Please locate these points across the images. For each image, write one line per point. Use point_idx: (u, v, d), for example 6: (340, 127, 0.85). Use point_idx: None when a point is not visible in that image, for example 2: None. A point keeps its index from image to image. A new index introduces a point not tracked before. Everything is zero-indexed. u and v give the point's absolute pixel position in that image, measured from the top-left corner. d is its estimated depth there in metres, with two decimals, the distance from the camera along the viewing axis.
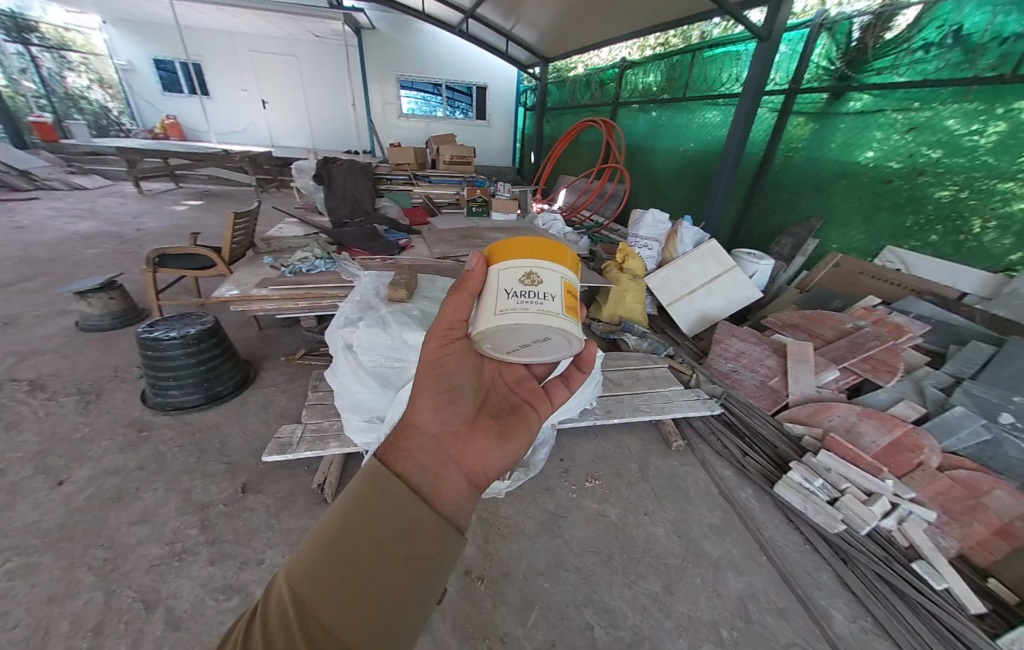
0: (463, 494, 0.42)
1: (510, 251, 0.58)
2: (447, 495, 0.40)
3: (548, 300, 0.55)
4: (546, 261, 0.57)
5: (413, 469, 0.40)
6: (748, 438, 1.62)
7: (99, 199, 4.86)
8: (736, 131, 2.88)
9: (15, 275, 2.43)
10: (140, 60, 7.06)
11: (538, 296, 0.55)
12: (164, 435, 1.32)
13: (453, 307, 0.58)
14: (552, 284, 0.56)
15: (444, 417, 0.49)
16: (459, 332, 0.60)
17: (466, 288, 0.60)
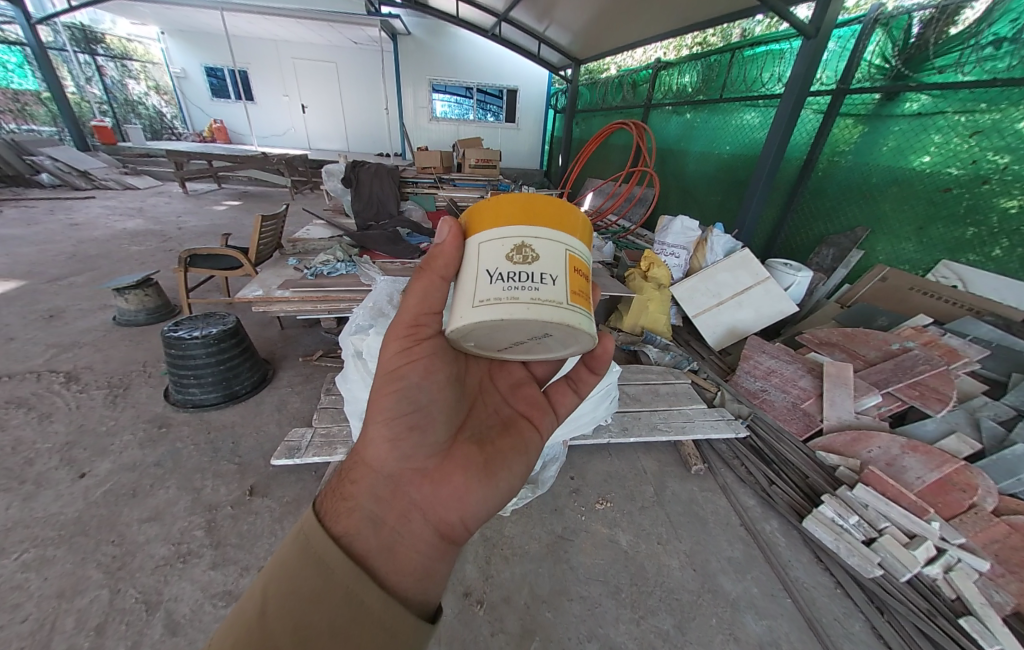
0: (420, 550, 0.48)
1: (495, 221, 0.49)
2: (402, 552, 0.46)
3: (545, 283, 0.45)
4: (541, 232, 0.47)
5: (360, 528, 0.46)
6: (775, 465, 1.49)
7: (149, 199, 5.22)
8: (774, 134, 2.73)
9: (67, 269, 2.64)
10: (192, 67, 7.51)
11: (531, 278, 0.45)
12: (182, 432, 1.38)
13: (414, 303, 0.56)
14: (550, 260, 0.46)
15: (405, 452, 0.53)
16: (426, 330, 0.57)
17: (433, 268, 0.54)
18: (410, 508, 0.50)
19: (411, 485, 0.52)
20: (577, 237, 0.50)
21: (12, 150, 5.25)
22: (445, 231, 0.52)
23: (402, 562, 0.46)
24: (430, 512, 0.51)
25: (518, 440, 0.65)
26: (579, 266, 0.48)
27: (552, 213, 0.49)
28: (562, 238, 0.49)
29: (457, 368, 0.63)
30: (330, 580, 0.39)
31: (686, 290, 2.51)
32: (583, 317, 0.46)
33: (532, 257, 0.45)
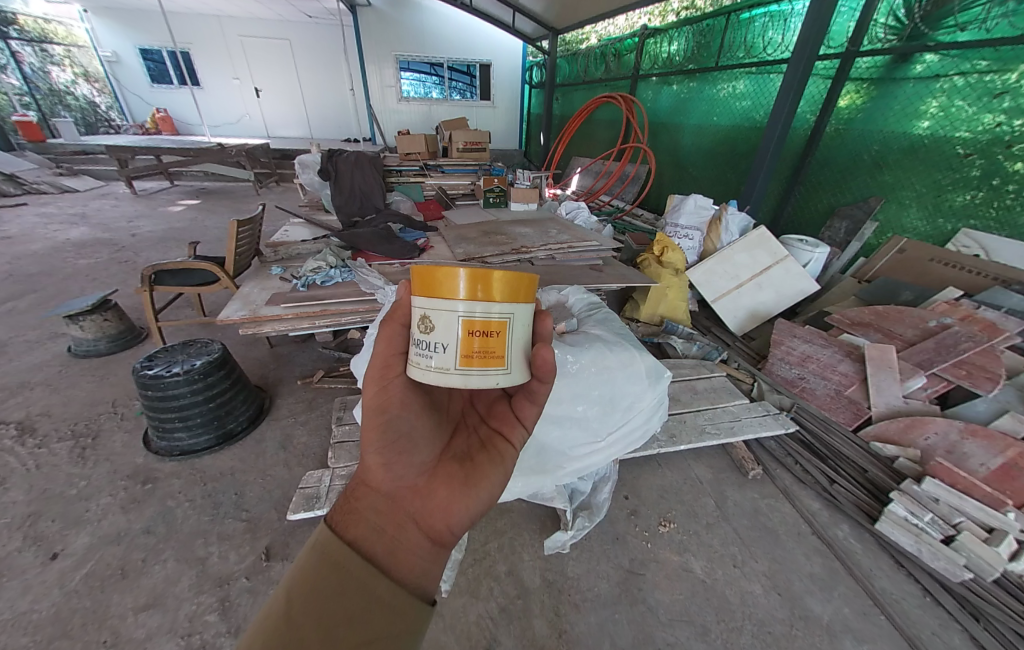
0: (423, 556, 0.46)
1: (423, 284, 0.54)
2: (403, 563, 0.44)
3: (440, 350, 0.51)
4: (435, 300, 0.50)
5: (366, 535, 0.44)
6: (831, 460, 1.43)
7: (91, 202, 4.65)
8: (781, 101, 2.58)
9: (3, 293, 2.26)
10: (126, 51, 6.79)
11: (432, 347, 0.51)
12: (173, 485, 1.16)
13: (384, 343, 0.57)
14: (443, 329, 0.50)
15: (396, 472, 0.50)
16: (396, 368, 0.56)
17: (394, 318, 0.56)
18: (406, 519, 0.47)
19: (402, 497, 0.49)
20: (494, 300, 0.50)
21: None
22: (398, 288, 0.57)
23: (407, 567, 0.44)
24: (425, 523, 0.48)
25: (503, 455, 0.61)
26: (486, 324, 0.50)
27: (470, 280, 0.49)
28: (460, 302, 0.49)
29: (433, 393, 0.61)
30: (345, 581, 0.39)
31: (703, 274, 2.40)
32: (478, 380, 0.51)
33: (429, 330, 0.51)
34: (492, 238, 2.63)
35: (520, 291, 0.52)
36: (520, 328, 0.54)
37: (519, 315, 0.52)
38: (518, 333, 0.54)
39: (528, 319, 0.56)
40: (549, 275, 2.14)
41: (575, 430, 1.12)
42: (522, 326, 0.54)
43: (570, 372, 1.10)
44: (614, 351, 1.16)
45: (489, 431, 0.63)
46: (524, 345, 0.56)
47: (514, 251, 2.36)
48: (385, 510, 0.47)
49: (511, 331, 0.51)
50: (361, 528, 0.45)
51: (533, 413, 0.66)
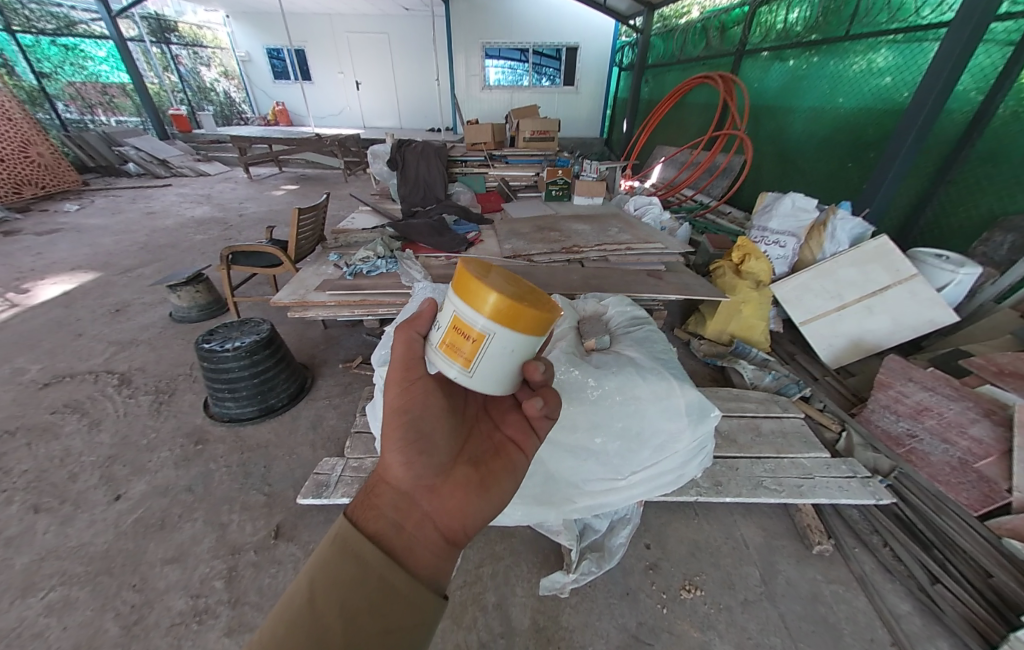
0: (438, 554, 0.40)
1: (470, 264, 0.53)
2: (420, 564, 0.38)
3: (439, 329, 0.52)
4: (452, 289, 0.49)
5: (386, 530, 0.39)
6: (937, 551, 1.08)
7: (215, 184, 5.52)
8: (931, 79, 2.01)
9: (139, 260, 2.78)
10: (256, 51, 7.78)
11: (437, 324, 0.52)
12: (217, 450, 1.34)
13: (403, 345, 0.54)
14: (443, 315, 0.50)
15: (416, 470, 0.45)
16: (417, 369, 0.53)
17: (411, 323, 0.54)
18: (424, 518, 0.42)
19: (422, 493, 0.43)
20: (484, 318, 0.46)
21: (103, 141, 5.78)
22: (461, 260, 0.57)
23: (423, 564, 0.38)
24: (442, 523, 0.43)
25: (517, 461, 0.57)
26: (471, 334, 0.47)
27: (476, 290, 0.46)
28: (462, 303, 0.47)
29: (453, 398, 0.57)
30: (365, 573, 0.33)
31: (792, 290, 2.06)
32: (442, 369, 0.50)
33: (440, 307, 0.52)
34: (546, 234, 2.50)
35: (525, 327, 0.47)
36: (504, 353, 0.48)
37: (504, 343, 0.47)
38: (499, 356, 0.48)
39: (522, 350, 0.49)
40: (599, 278, 1.96)
41: (592, 464, 0.99)
42: (508, 353, 0.48)
43: (589, 398, 0.97)
44: (647, 381, 0.99)
45: (506, 436, 0.58)
46: (506, 371, 0.50)
47: (564, 250, 2.22)
48: (404, 507, 0.42)
49: (485, 351, 0.47)
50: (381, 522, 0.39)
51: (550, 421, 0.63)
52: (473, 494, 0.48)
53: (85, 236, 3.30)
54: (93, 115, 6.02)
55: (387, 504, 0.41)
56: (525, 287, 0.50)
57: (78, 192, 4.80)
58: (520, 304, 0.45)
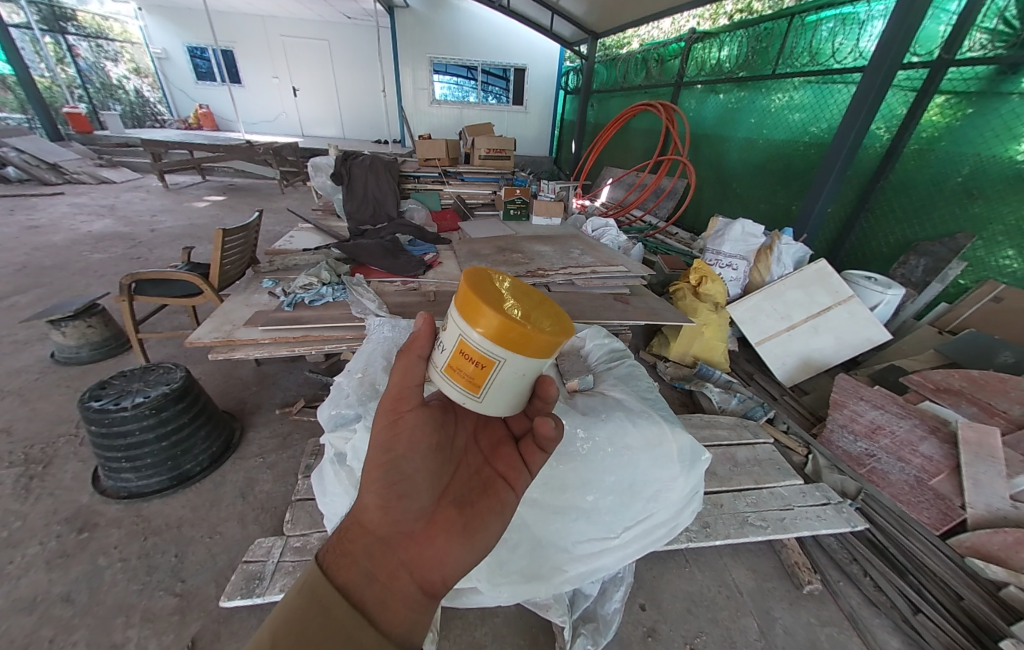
0: (414, 609, 0.32)
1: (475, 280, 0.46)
2: (396, 625, 0.30)
3: (440, 351, 0.45)
4: (455, 308, 0.42)
5: (356, 581, 0.31)
6: (911, 575, 1.10)
7: (122, 194, 4.81)
8: (851, 116, 2.24)
9: (9, 286, 2.26)
10: (175, 49, 7.01)
11: (438, 344, 0.45)
12: (110, 537, 1.05)
13: (400, 372, 0.46)
14: (446, 336, 0.43)
15: (395, 511, 0.37)
16: (410, 400, 0.45)
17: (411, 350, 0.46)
18: (400, 568, 0.34)
19: (399, 539, 0.36)
20: (493, 343, 0.39)
21: None
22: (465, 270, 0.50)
23: (396, 620, 0.31)
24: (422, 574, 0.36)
25: (505, 499, 0.49)
26: (480, 362, 0.40)
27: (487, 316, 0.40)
28: (467, 326, 0.40)
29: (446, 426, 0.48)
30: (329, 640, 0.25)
31: (746, 311, 2.15)
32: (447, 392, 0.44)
33: (441, 326, 0.45)
34: (508, 256, 2.43)
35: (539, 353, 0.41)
36: (517, 378, 0.42)
37: (516, 369, 0.41)
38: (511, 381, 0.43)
39: (535, 374, 0.44)
40: (563, 303, 1.91)
41: (581, 523, 0.88)
42: (520, 379, 0.42)
43: (579, 453, 0.86)
44: (638, 426, 0.90)
45: (495, 473, 0.50)
46: (517, 396, 0.45)
47: (528, 273, 2.15)
48: (379, 552, 0.34)
49: (496, 379, 0.41)
50: (352, 574, 0.32)
51: (544, 456, 0.55)
52: (456, 541, 0.39)
53: None
54: None
55: (361, 553, 0.33)
56: (534, 306, 0.44)
57: None
58: (532, 328, 0.39)
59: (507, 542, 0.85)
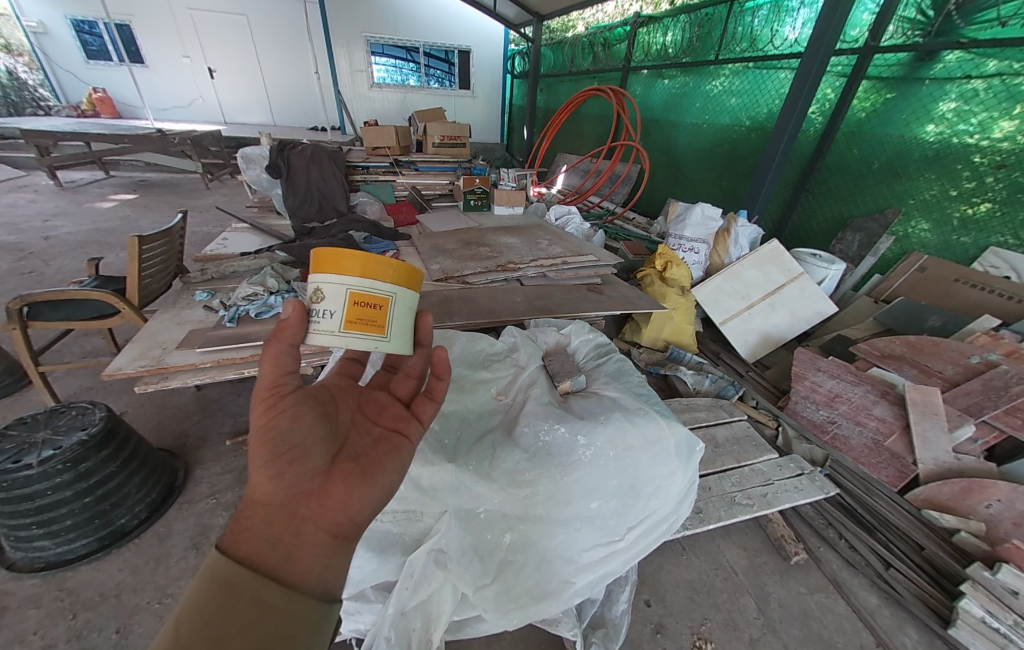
0: (323, 553, 0.33)
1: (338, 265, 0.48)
2: (307, 570, 0.31)
3: (325, 317, 0.47)
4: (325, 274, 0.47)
5: (257, 549, 0.30)
6: (878, 532, 1.20)
7: (1, 196, 4.03)
8: (792, 100, 2.34)
9: None
10: (54, 20, 5.87)
11: (315, 315, 0.47)
12: (26, 622, 0.86)
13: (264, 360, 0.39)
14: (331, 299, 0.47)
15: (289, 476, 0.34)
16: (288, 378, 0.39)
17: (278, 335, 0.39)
18: (306, 523, 0.33)
19: (297, 496, 0.34)
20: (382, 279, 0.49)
21: None
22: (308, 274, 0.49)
23: (304, 567, 0.32)
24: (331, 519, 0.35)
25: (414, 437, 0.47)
26: (374, 305, 0.48)
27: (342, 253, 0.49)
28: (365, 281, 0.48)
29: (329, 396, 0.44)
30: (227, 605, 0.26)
31: (710, 293, 2.23)
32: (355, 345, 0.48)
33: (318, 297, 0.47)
34: (473, 250, 2.32)
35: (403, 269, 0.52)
36: (407, 310, 0.52)
37: (406, 301, 0.51)
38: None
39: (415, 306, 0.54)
40: (538, 297, 1.85)
41: (585, 530, 0.84)
42: (411, 312, 0.53)
43: (582, 462, 0.81)
44: (638, 426, 0.87)
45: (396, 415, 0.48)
46: (408, 332, 0.53)
47: (498, 268, 2.07)
48: (279, 518, 0.32)
49: (394, 311, 0.50)
50: (253, 543, 0.31)
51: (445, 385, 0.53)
52: (359, 484, 0.38)
53: None
54: None
55: (259, 525, 0.32)
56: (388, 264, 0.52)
57: None
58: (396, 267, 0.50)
59: (510, 564, 0.79)
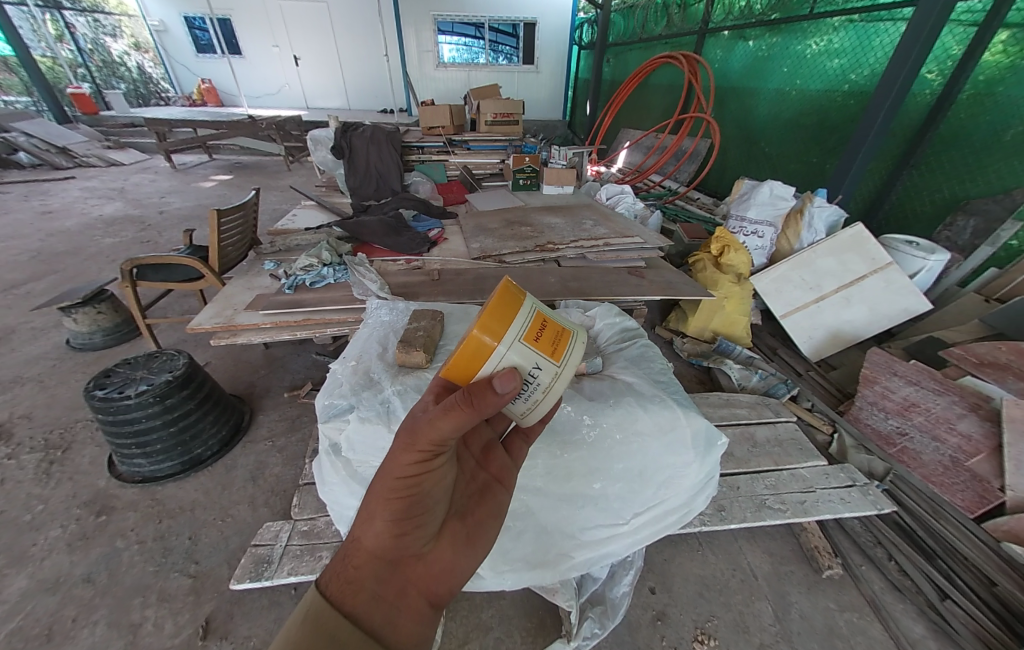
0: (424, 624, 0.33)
1: (484, 344, 0.40)
2: (413, 639, 0.30)
3: (535, 375, 0.43)
4: (496, 354, 0.41)
5: (367, 601, 0.30)
6: (940, 559, 1.06)
7: (132, 176, 4.83)
8: (900, 57, 1.95)
9: (31, 276, 2.37)
10: (172, 20, 6.68)
11: (529, 383, 0.43)
12: (127, 521, 1.09)
13: (450, 423, 0.35)
14: (527, 362, 0.42)
15: (402, 529, 0.36)
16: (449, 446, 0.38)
17: (470, 406, 0.36)
18: (410, 586, 0.34)
19: (409, 560, 0.35)
20: (523, 308, 0.43)
21: None
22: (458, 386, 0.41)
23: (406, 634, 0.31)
24: (425, 586, 0.35)
25: (498, 504, 0.50)
26: (540, 323, 0.44)
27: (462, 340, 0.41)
28: (517, 326, 0.41)
29: None
30: None
31: (772, 282, 2.01)
32: (572, 359, 0.46)
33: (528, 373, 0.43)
34: (515, 229, 2.32)
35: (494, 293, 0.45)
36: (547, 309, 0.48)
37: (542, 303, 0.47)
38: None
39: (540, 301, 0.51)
40: (574, 278, 1.82)
41: (588, 510, 0.84)
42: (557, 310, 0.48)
43: (585, 441, 0.81)
44: (649, 413, 0.84)
45: (487, 477, 0.51)
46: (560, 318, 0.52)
47: (537, 248, 2.05)
48: (386, 574, 0.33)
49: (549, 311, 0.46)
50: (363, 598, 0.30)
51: (526, 447, 0.58)
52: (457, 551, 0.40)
53: None
54: None
55: (370, 580, 0.32)
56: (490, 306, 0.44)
57: None
58: (514, 290, 0.44)
59: (510, 529, 0.83)
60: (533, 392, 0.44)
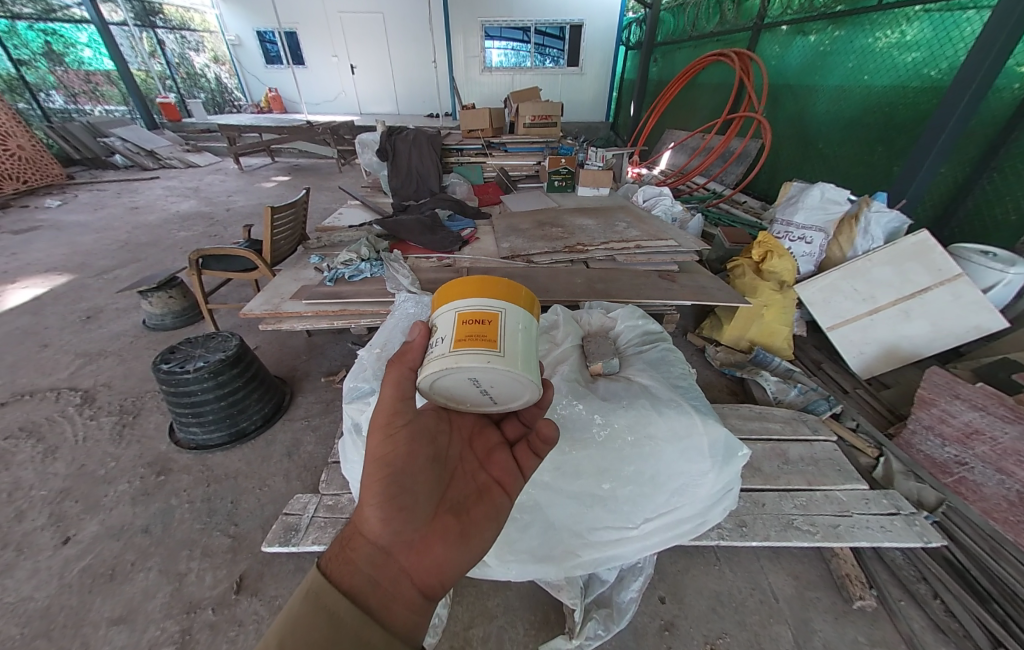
0: (415, 611, 0.36)
1: (442, 299, 0.51)
2: (398, 620, 0.34)
3: (440, 342, 0.47)
4: (439, 308, 0.51)
5: (358, 583, 0.35)
6: (995, 604, 0.95)
7: (205, 177, 5.36)
8: (981, 48, 1.75)
9: (120, 264, 2.71)
10: (247, 35, 7.34)
11: (434, 342, 0.48)
12: (181, 482, 1.23)
13: (391, 383, 0.48)
14: (443, 326, 0.48)
15: (395, 521, 0.40)
16: (405, 414, 0.47)
17: (401, 360, 0.49)
18: (402, 574, 0.37)
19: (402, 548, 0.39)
20: (489, 295, 0.49)
21: (88, 132, 5.62)
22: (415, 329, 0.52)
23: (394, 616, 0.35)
24: (420, 578, 0.38)
25: (499, 503, 0.52)
26: (483, 319, 0.46)
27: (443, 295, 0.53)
28: (463, 300, 0.48)
29: (439, 444, 0.50)
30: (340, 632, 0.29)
31: (819, 292, 1.89)
32: (470, 365, 0.44)
33: (435, 332, 0.49)
34: (546, 230, 2.33)
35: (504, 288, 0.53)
36: (520, 328, 0.48)
37: (517, 318, 0.49)
38: (506, 379, 0.47)
39: (533, 328, 0.51)
40: (602, 280, 1.80)
41: (595, 510, 0.84)
42: (522, 332, 0.49)
43: (594, 440, 0.81)
44: (665, 417, 0.83)
45: (489, 477, 0.53)
46: (529, 351, 0.48)
47: (567, 249, 2.05)
48: (379, 559, 0.37)
49: (505, 324, 0.47)
50: (355, 579, 0.35)
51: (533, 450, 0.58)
52: (452, 545, 0.43)
53: (64, 235, 3.25)
54: (78, 105, 5.87)
55: (362, 561, 0.37)
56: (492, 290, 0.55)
57: (62, 187, 4.71)
58: (505, 285, 0.51)
59: (516, 520, 0.84)
60: (428, 356, 0.47)
